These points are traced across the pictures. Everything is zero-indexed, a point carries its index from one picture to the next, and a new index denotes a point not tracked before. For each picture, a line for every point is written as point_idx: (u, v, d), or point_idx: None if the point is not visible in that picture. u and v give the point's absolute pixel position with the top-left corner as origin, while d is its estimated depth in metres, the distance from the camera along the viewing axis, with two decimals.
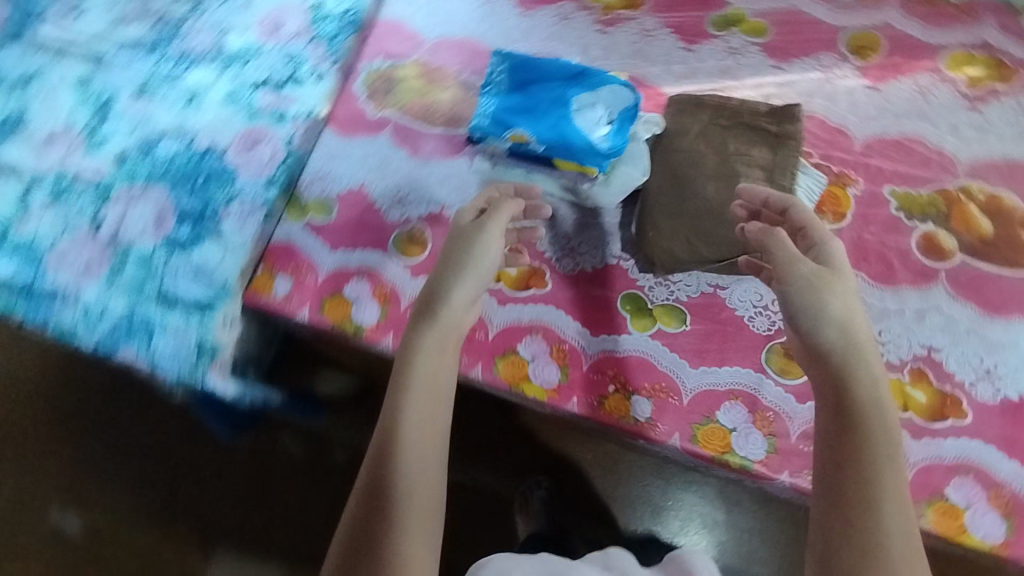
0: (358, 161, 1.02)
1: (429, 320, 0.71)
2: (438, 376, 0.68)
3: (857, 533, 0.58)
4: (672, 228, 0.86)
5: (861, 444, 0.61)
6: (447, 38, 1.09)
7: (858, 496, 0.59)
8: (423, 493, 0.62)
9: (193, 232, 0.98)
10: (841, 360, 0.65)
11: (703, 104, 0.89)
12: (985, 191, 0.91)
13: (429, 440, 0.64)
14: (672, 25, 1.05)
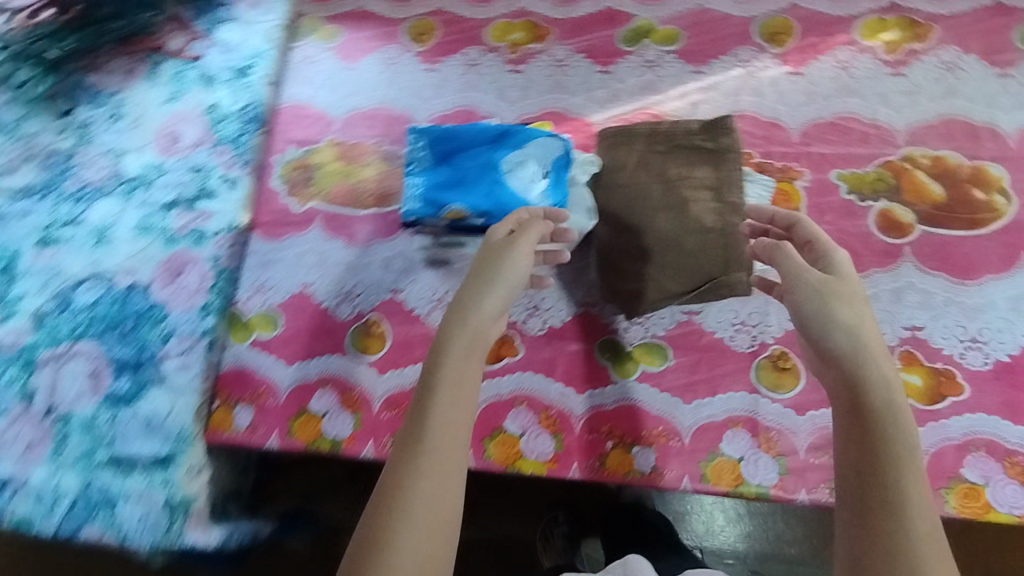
0: (294, 263, 0.97)
1: (457, 326, 0.66)
2: (461, 391, 0.62)
3: (887, 540, 0.53)
4: (636, 266, 0.83)
5: (885, 447, 0.57)
6: (358, 111, 1.04)
7: (885, 503, 0.54)
8: (429, 530, 0.55)
9: (133, 384, 0.91)
10: (858, 359, 0.61)
11: (635, 133, 0.86)
12: (928, 155, 0.89)
13: (441, 469, 0.58)
14: (583, 49, 1.02)
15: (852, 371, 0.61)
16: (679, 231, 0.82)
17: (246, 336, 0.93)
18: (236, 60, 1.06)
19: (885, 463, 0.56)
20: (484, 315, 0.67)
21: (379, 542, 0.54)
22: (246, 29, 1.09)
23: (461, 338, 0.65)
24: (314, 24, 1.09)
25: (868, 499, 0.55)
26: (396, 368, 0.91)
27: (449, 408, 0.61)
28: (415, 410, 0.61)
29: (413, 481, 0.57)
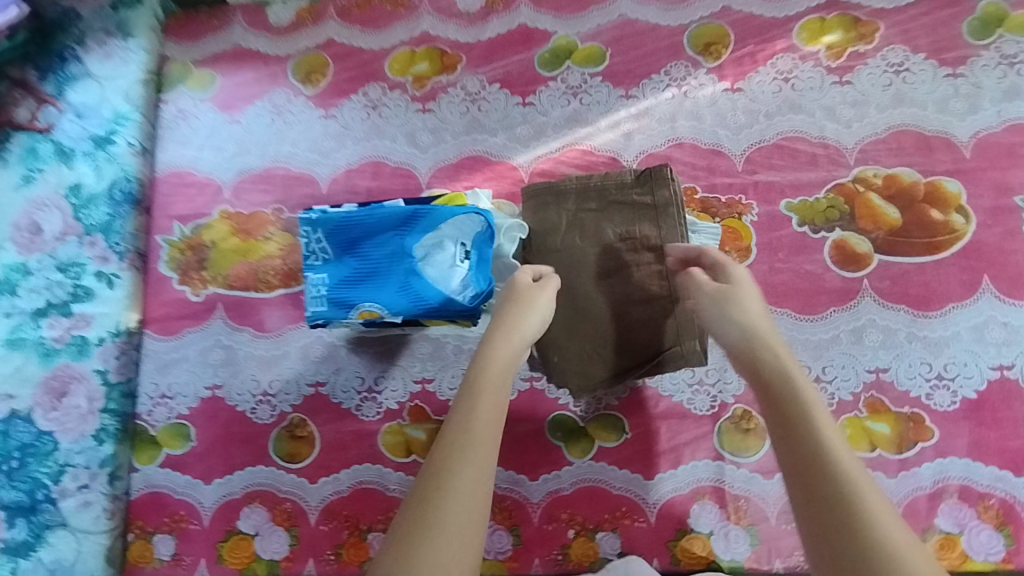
0: (199, 363, 0.86)
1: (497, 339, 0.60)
2: (496, 395, 0.54)
3: (834, 528, 0.43)
4: (579, 344, 0.75)
5: (801, 422, 0.48)
6: (248, 173, 0.91)
7: (824, 486, 0.45)
8: (471, 526, 0.45)
9: (31, 532, 0.81)
10: (750, 343, 0.56)
11: (565, 190, 0.76)
12: (881, 174, 0.82)
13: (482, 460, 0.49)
14: (497, 79, 0.89)
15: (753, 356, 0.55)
16: (622, 303, 0.74)
17: (154, 456, 0.85)
18: (95, 126, 0.89)
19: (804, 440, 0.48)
20: (523, 335, 0.61)
21: (416, 533, 0.44)
22: (102, 85, 0.91)
23: (508, 343, 0.58)
24: (184, 69, 0.94)
25: (806, 487, 0.46)
26: (330, 474, 0.82)
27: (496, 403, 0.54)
28: (460, 401, 0.54)
29: (461, 467, 0.48)
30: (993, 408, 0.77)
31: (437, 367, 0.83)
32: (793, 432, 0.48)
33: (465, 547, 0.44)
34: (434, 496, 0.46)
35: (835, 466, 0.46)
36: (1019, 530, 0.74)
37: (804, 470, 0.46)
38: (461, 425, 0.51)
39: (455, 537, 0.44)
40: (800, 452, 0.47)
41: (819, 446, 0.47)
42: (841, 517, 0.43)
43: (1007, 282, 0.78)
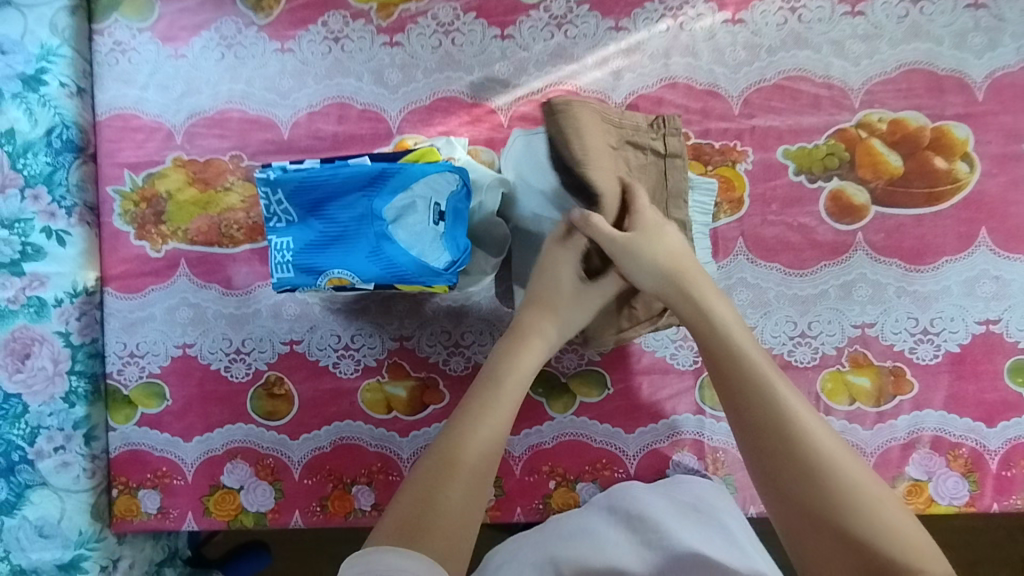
0: (167, 321, 0.82)
1: (515, 336, 0.61)
2: (512, 387, 0.56)
3: (776, 454, 0.48)
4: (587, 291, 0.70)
5: (735, 362, 0.53)
6: (200, 115, 0.83)
7: (757, 416, 0.50)
8: (472, 502, 0.48)
9: (11, 492, 0.78)
10: (676, 299, 0.61)
11: (593, 113, 0.66)
12: (887, 119, 0.77)
13: (485, 447, 0.51)
14: (473, 6, 0.80)
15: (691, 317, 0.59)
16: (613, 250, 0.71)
17: (129, 415, 0.82)
18: (21, 63, 0.80)
19: (734, 379, 0.52)
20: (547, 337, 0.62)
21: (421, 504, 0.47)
22: (23, 14, 0.80)
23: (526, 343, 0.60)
24: None
25: (742, 421, 0.50)
26: (309, 431, 0.80)
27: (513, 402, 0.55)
28: (476, 392, 0.56)
29: (463, 450, 0.50)
30: (974, 362, 0.75)
31: (416, 323, 0.80)
32: (726, 373, 0.53)
33: (463, 523, 0.46)
34: (436, 471, 0.49)
35: (770, 394, 0.50)
36: (985, 477, 0.74)
37: (743, 416, 0.50)
38: (472, 416, 0.53)
39: (455, 517, 0.46)
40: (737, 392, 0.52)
41: (752, 380, 0.52)
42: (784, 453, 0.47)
43: (1004, 235, 0.75)
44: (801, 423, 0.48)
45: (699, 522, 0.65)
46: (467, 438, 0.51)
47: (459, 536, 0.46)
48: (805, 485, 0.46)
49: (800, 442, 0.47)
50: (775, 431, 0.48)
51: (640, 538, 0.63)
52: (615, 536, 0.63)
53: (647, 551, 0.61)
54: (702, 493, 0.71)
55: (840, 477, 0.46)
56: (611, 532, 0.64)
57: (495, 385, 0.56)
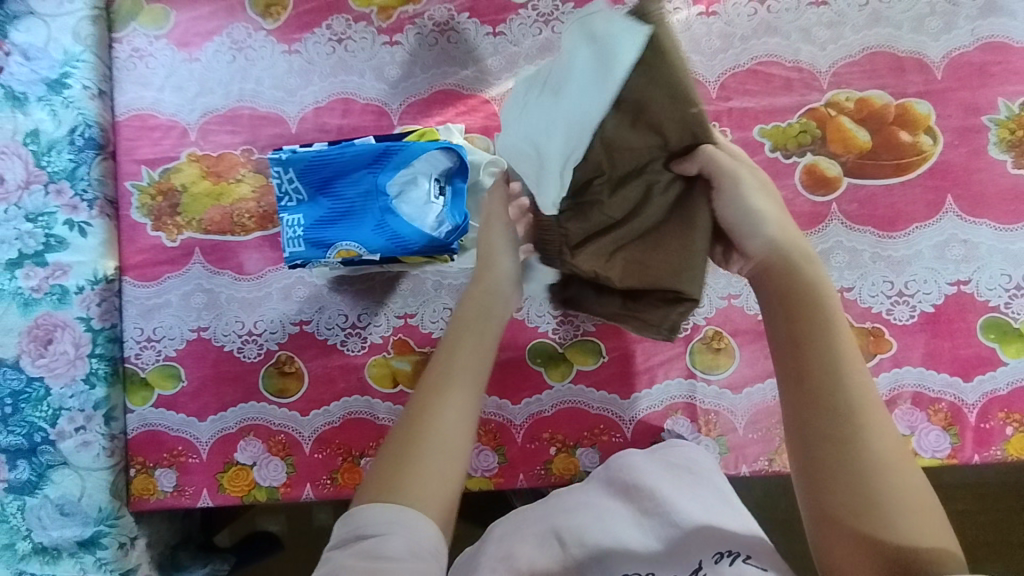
0: (181, 307, 0.86)
1: (476, 287, 0.61)
2: (480, 345, 0.57)
3: (829, 428, 0.45)
4: (650, 254, 0.59)
5: (817, 329, 0.49)
6: (213, 114, 0.88)
7: (831, 396, 0.46)
8: (446, 464, 0.50)
9: (33, 472, 0.82)
10: (788, 257, 0.53)
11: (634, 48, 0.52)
12: (854, 98, 0.82)
13: (460, 409, 0.52)
14: (466, 7, 0.86)
15: (776, 275, 0.52)
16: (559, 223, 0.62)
17: (146, 397, 0.85)
18: (45, 68, 0.86)
19: (815, 349, 0.48)
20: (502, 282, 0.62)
21: (397, 464, 0.49)
22: (47, 24, 0.86)
23: (481, 294, 0.60)
24: (133, 3, 0.90)
25: (806, 391, 0.47)
26: (319, 406, 0.84)
27: (482, 347, 0.57)
28: (445, 350, 0.57)
29: (436, 410, 0.52)
30: (948, 321, 0.80)
31: (420, 301, 0.84)
32: (803, 336, 0.49)
33: (434, 484, 0.49)
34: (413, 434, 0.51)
35: (842, 373, 0.47)
36: (964, 429, 0.78)
37: (803, 382, 0.47)
38: (444, 372, 0.54)
39: (429, 475, 0.49)
40: (809, 359, 0.48)
41: (830, 352, 0.48)
42: (825, 434, 0.45)
43: (969, 201, 0.80)
44: (868, 411, 0.46)
45: (694, 482, 0.64)
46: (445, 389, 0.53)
47: (449, 487, 0.49)
48: (853, 465, 0.44)
49: (858, 428, 0.45)
50: (842, 419, 0.45)
51: (637, 506, 0.62)
52: (613, 506, 0.63)
53: (648, 523, 0.60)
54: (697, 456, 0.69)
55: (888, 473, 0.44)
56: (610, 503, 0.64)
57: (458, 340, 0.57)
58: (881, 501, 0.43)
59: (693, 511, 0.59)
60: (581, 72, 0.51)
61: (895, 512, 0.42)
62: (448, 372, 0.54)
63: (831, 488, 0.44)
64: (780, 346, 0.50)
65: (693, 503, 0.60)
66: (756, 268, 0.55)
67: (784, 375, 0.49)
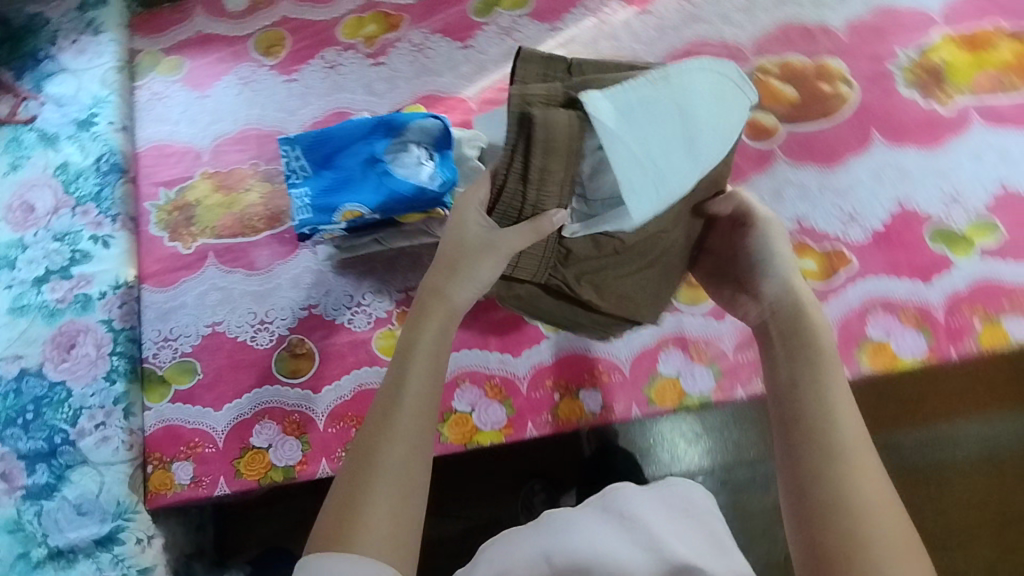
0: (197, 306, 0.92)
1: (425, 310, 0.69)
2: (429, 373, 0.64)
3: (812, 474, 0.54)
4: (632, 287, 0.74)
5: (809, 389, 0.59)
6: (223, 137, 0.99)
7: (810, 443, 0.56)
8: (398, 498, 0.57)
9: (52, 475, 0.83)
10: (795, 325, 0.65)
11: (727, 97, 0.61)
12: (777, 63, 0.95)
13: (409, 443, 0.60)
14: (438, 29, 1.01)
15: (782, 328, 0.65)
16: (558, 246, 0.68)
17: (164, 394, 0.88)
18: (76, 112, 0.98)
19: (807, 405, 0.58)
20: (454, 306, 0.69)
21: (351, 504, 0.56)
22: (79, 77, 1.00)
23: (430, 323, 0.67)
24: (153, 57, 1.04)
25: (797, 442, 0.56)
26: (331, 382, 0.87)
27: (427, 378, 0.64)
28: (392, 377, 0.64)
29: (387, 447, 0.59)
30: (899, 233, 0.88)
31: (419, 273, 0.90)
32: (797, 393, 0.59)
33: (390, 522, 0.55)
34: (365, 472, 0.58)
35: (830, 426, 0.56)
36: (935, 327, 0.84)
37: (794, 433, 0.57)
38: (393, 407, 0.62)
39: (383, 515, 0.56)
40: (801, 416, 0.58)
41: (821, 406, 0.57)
42: (815, 473, 0.54)
43: (892, 133, 0.91)
44: (849, 459, 0.54)
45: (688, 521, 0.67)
46: (389, 430, 0.60)
47: (401, 536, 0.55)
48: (833, 508, 0.52)
49: (840, 476, 0.53)
50: (823, 462, 0.54)
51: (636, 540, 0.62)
52: (605, 533, 0.63)
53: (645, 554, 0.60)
54: (693, 495, 0.71)
55: (867, 519, 0.50)
56: (598, 525, 0.64)
57: (404, 365, 0.64)
58: (859, 543, 0.49)
59: (685, 553, 0.61)
60: (714, 126, 0.61)
61: (878, 551, 0.49)
62: (395, 406, 0.62)
63: (824, 527, 0.51)
64: (782, 391, 0.61)
65: (681, 540, 0.63)
66: (771, 327, 0.67)
67: (783, 419, 0.59)
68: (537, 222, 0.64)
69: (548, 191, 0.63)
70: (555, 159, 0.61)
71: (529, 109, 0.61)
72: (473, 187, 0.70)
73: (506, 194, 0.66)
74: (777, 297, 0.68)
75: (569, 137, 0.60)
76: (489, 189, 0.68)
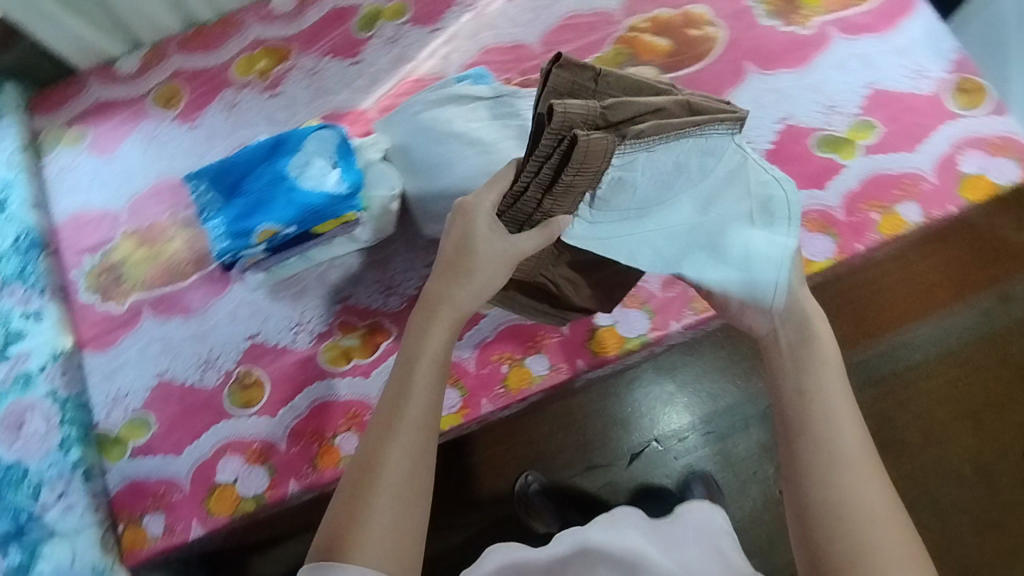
0: (140, 360, 0.92)
1: (429, 314, 0.68)
2: (435, 381, 0.65)
3: (817, 478, 0.59)
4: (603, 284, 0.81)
5: (814, 400, 0.63)
6: (138, 194, 1.00)
7: (814, 450, 0.60)
8: (400, 510, 0.59)
9: (24, 554, 0.81)
10: (801, 338, 0.68)
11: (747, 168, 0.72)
12: (647, 20, 1.01)
13: (411, 456, 0.61)
14: (326, 51, 1.04)
15: (789, 340, 0.69)
16: (553, 248, 0.74)
17: (122, 451, 0.88)
18: None
19: (811, 413, 0.62)
20: (457, 306, 0.68)
21: (355, 513, 0.58)
22: None
23: (436, 326, 0.67)
24: (57, 133, 1.05)
25: (801, 447, 0.61)
26: (286, 403, 0.89)
27: (433, 386, 0.64)
28: (397, 384, 0.65)
29: (392, 457, 0.60)
30: (788, 148, 0.93)
31: (349, 282, 0.92)
32: (803, 402, 0.63)
33: (389, 536, 0.57)
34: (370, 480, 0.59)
35: (833, 435, 0.61)
36: (840, 228, 0.89)
37: (799, 439, 0.62)
38: (397, 416, 0.62)
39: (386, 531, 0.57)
40: (805, 422, 0.62)
41: (824, 416, 0.62)
42: (819, 478, 0.59)
43: (763, 62, 0.97)
44: (851, 464, 0.59)
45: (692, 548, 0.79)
46: (393, 442, 0.61)
47: (402, 547, 0.58)
48: (836, 510, 0.57)
49: (841, 479, 0.58)
50: (828, 467, 0.59)
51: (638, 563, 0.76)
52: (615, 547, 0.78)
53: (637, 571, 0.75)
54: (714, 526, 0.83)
55: (865, 520, 0.56)
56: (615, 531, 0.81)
57: (408, 370, 0.65)
58: (857, 543, 0.55)
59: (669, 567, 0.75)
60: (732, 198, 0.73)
61: (878, 557, 0.54)
62: (399, 417, 0.62)
63: (826, 530, 0.57)
64: (789, 399, 0.65)
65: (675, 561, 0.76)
66: (777, 337, 0.70)
67: (789, 425, 0.63)
68: (546, 229, 0.67)
69: (561, 202, 0.65)
70: (581, 176, 0.61)
71: (568, 133, 0.57)
72: (486, 187, 0.68)
73: (522, 199, 0.66)
74: (788, 309, 0.71)
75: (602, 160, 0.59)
76: (501, 192, 0.68)
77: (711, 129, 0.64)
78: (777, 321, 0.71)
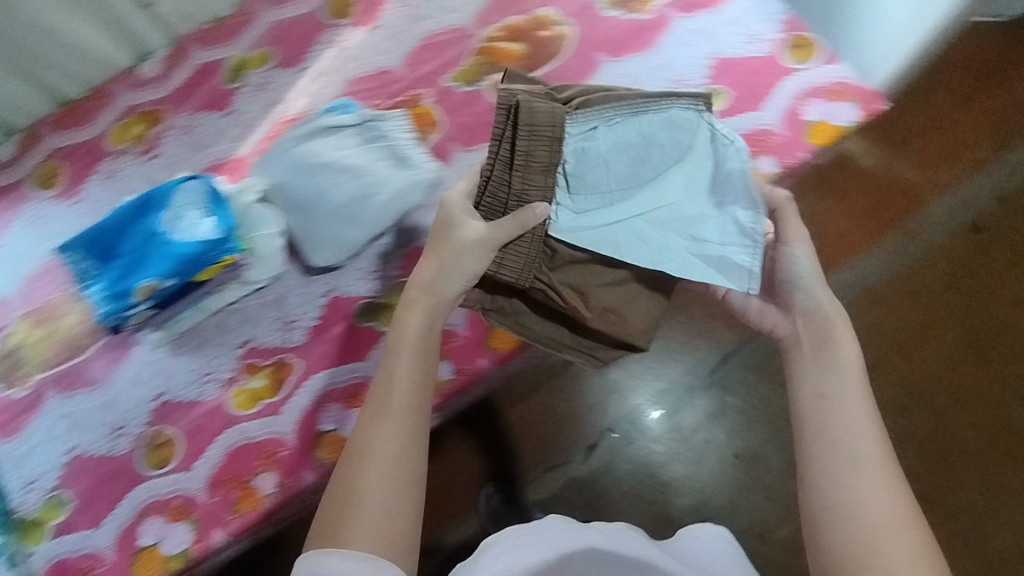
0: (49, 439, 0.91)
1: (409, 306, 0.72)
2: (421, 370, 0.69)
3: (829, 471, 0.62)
4: (617, 300, 0.77)
5: (833, 399, 0.65)
6: (26, 275, 0.99)
7: (834, 448, 0.63)
8: (393, 490, 0.61)
9: None
10: (820, 341, 0.69)
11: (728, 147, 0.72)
12: (500, 28, 1.06)
13: (399, 441, 0.64)
14: (198, 107, 1.06)
15: (812, 343, 0.70)
16: (544, 248, 0.75)
17: (42, 534, 0.87)
18: None
19: (829, 413, 0.64)
20: (441, 301, 0.73)
21: (348, 494, 0.61)
22: None
23: (413, 314, 0.71)
24: None
25: (821, 444, 0.64)
26: (201, 455, 0.89)
27: (413, 367, 0.68)
28: (383, 371, 0.68)
29: (379, 441, 0.63)
30: None
31: (247, 325, 0.93)
32: (824, 403, 0.65)
33: (384, 517, 0.60)
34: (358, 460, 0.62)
35: (852, 432, 0.63)
36: None
37: (817, 434, 0.64)
38: (383, 404, 0.66)
39: (378, 512, 0.60)
40: (820, 421, 0.64)
41: (842, 415, 0.64)
42: (835, 472, 0.62)
43: (612, 50, 1.03)
44: (863, 457, 0.61)
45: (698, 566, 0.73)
46: (381, 424, 0.64)
47: (396, 524, 0.60)
48: (845, 499, 0.60)
49: (851, 470, 0.61)
50: (844, 462, 0.62)
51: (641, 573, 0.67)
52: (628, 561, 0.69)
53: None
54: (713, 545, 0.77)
55: (871, 507, 0.59)
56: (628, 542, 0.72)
57: (393, 359, 0.69)
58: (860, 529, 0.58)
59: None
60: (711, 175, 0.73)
61: (883, 544, 0.57)
62: (384, 408, 0.66)
63: (829, 517, 0.60)
64: (808, 399, 0.67)
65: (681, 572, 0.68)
66: (799, 342, 0.71)
67: (809, 422, 0.65)
68: (520, 214, 0.72)
69: (530, 180, 0.73)
70: (537, 143, 0.71)
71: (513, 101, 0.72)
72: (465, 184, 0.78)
73: (493, 183, 0.75)
74: (809, 311, 0.71)
75: (550, 122, 0.71)
76: (476, 186, 0.77)
77: (670, 101, 0.72)
78: (796, 326, 0.72)
